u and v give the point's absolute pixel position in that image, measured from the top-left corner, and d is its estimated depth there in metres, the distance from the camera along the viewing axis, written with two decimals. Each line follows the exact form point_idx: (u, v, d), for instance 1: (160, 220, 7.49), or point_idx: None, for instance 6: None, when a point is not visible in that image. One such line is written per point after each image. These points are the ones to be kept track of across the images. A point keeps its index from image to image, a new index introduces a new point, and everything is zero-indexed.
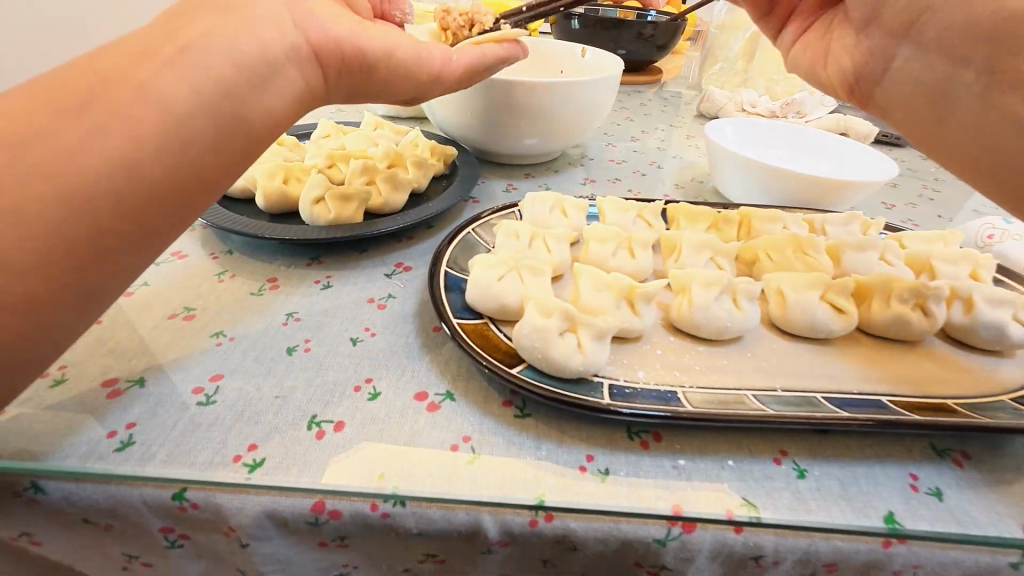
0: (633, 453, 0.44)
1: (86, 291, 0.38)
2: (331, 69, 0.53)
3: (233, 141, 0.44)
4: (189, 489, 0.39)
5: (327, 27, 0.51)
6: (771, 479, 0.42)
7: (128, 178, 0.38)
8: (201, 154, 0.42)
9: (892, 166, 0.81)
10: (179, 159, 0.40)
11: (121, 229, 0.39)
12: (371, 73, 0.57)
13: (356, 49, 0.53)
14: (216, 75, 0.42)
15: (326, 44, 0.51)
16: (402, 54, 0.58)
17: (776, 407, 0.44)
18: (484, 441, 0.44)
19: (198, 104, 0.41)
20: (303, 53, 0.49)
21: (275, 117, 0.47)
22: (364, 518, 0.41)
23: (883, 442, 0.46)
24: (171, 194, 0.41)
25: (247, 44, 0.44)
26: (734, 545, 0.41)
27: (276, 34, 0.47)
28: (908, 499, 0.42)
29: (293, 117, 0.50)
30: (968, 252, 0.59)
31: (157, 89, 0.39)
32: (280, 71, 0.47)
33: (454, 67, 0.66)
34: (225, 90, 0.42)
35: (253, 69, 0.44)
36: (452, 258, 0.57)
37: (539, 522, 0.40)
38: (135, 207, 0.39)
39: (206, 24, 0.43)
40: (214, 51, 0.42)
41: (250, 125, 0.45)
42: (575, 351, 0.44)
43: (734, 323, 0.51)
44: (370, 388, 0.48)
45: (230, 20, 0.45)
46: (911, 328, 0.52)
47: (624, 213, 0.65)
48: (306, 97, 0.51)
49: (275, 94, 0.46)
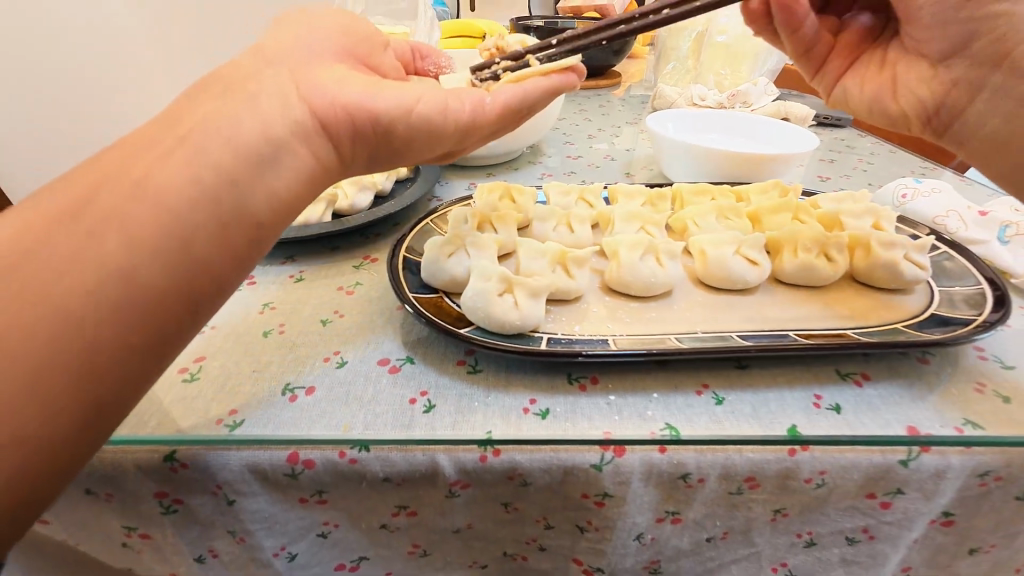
0: (571, 394, 0.50)
1: (90, 415, 0.35)
2: (343, 135, 0.48)
3: (238, 232, 0.41)
4: (179, 450, 0.45)
5: (332, 93, 0.47)
6: (692, 406, 0.48)
7: (123, 286, 0.35)
8: (205, 249, 0.38)
9: (814, 139, 0.89)
10: (179, 258, 0.37)
11: (120, 341, 0.35)
12: (391, 135, 0.51)
13: (369, 113, 0.48)
14: (214, 163, 0.39)
15: (332, 112, 0.46)
16: (423, 109, 0.52)
17: (690, 343, 0.51)
18: (439, 394, 0.49)
19: (198, 197, 0.38)
20: (309, 128, 0.45)
21: (285, 199, 0.44)
22: (335, 466, 0.46)
23: (794, 371, 0.52)
24: (174, 299, 0.37)
25: (248, 125, 0.41)
26: (661, 464, 0.46)
27: (278, 110, 0.44)
28: (810, 414, 0.48)
29: (307, 196, 0.47)
30: (870, 206, 0.67)
31: (154, 186, 0.37)
32: (285, 149, 0.43)
33: (490, 111, 0.60)
34: (226, 179, 0.39)
35: (255, 150, 0.41)
36: (410, 244, 0.64)
37: (488, 457, 0.46)
38: (135, 314, 0.36)
39: (210, 108, 0.42)
40: (214, 138, 0.40)
41: (256, 212, 0.42)
42: (512, 308, 0.51)
43: (660, 279, 0.57)
44: (338, 358, 0.54)
45: (232, 101, 0.43)
46: (816, 274, 0.59)
47: (566, 196, 0.73)
48: (319, 173, 0.47)
49: (282, 176, 0.43)
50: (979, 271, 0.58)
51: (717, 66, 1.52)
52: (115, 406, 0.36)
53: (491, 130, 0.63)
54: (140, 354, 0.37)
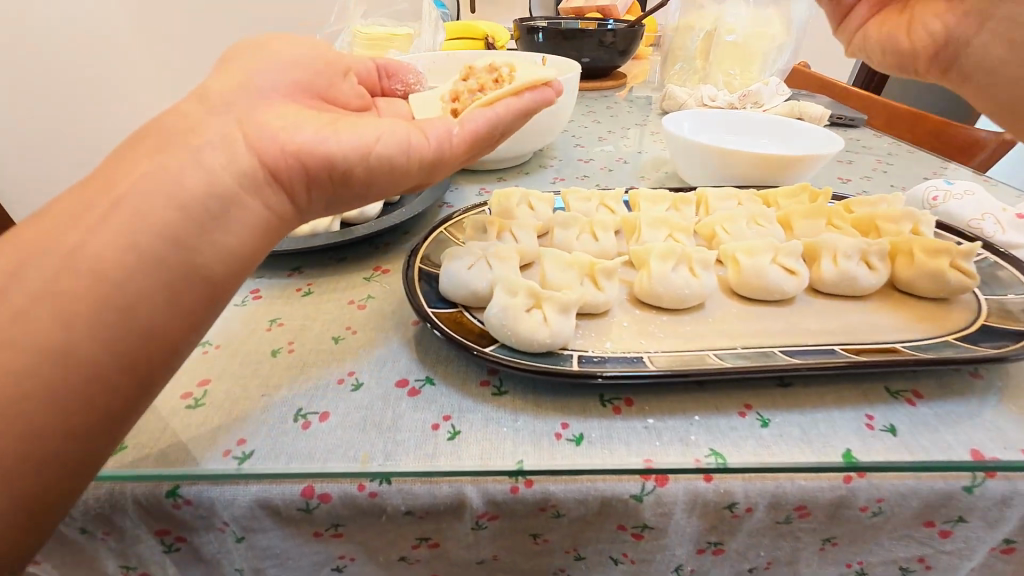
0: (606, 417, 0.46)
1: (28, 509, 0.33)
2: (297, 183, 0.45)
3: (188, 298, 0.39)
4: (183, 485, 0.41)
5: (282, 137, 0.44)
6: (737, 429, 0.45)
7: (60, 366, 0.34)
8: (152, 318, 0.37)
9: (839, 140, 0.86)
10: (124, 330, 0.36)
11: (65, 426, 0.34)
12: (347, 178, 0.48)
13: (322, 158, 0.45)
14: (154, 226, 0.37)
15: (283, 161, 0.43)
16: (382, 149, 0.49)
17: (733, 361, 0.47)
18: (464, 419, 0.46)
19: (139, 264, 0.36)
20: (261, 178, 0.43)
21: (240, 256, 0.42)
22: (353, 500, 0.43)
23: (842, 389, 0.49)
24: (119, 375, 0.36)
25: (190, 182, 0.39)
26: (706, 493, 0.43)
27: (224, 161, 0.41)
28: (864, 436, 0.44)
29: (263, 248, 0.45)
30: (909, 210, 0.63)
31: (88, 255, 0.35)
32: (235, 205, 0.41)
33: (458, 142, 0.57)
34: (170, 241, 0.37)
35: (202, 207, 0.39)
36: (425, 254, 0.60)
37: (519, 488, 0.42)
38: (78, 395, 0.34)
39: (153, 162, 0.39)
40: (157, 199, 0.37)
41: (209, 272, 0.40)
42: (541, 325, 0.47)
43: (694, 290, 0.54)
44: (353, 380, 0.50)
45: (174, 153, 0.40)
46: (859, 282, 0.55)
47: (587, 201, 0.69)
48: (277, 223, 0.45)
49: (232, 234, 0.41)
50: None
51: (726, 66, 1.49)
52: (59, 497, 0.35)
53: (462, 161, 0.61)
54: (87, 436, 0.35)
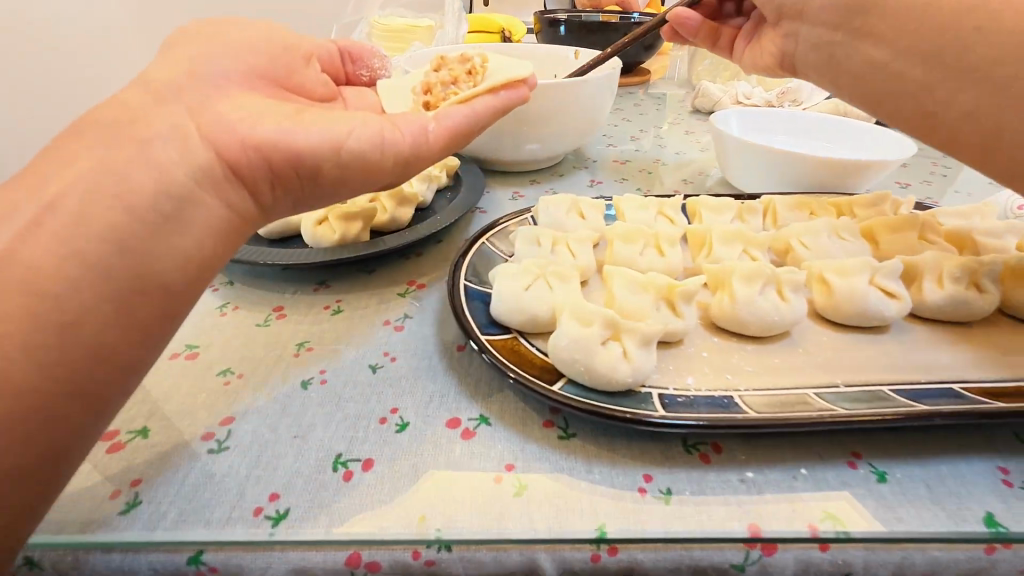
0: (694, 468, 0.40)
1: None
2: (262, 180, 0.43)
3: (143, 304, 0.37)
4: (206, 551, 0.35)
5: (243, 130, 0.41)
6: (850, 485, 0.38)
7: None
8: (100, 331, 0.35)
9: (909, 145, 0.80)
10: (64, 346, 0.34)
11: (10, 452, 0.31)
12: (316, 177, 0.45)
13: (288, 152, 0.42)
14: (99, 231, 0.35)
15: (243, 154, 0.41)
16: (354, 143, 0.45)
17: (843, 404, 0.41)
18: (529, 469, 0.40)
19: (84, 273, 0.34)
20: (218, 173, 0.41)
21: (199, 261, 0.40)
22: (406, 568, 0.36)
23: (963, 434, 0.42)
24: (62, 391, 0.33)
25: (139, 180, 0.37)
26: (821, 564, 0.36)
27: (179, 158, 0.39)
28: (1004, 495, 0.38)
29: (227, 249, 0.43)
30: (1011, 224, 0.57)
31: (22, 265, 0.33)
32: (192, 203, 0.39)
33: (435, 139, 0.52)
34: (116, 247, 0.36)
35: (153, 210, 0.37)
36: (471, 271, 0.54)
37: (601, 556, 0.36)
38: (16, 418, 0.32)
39: (97, 159, 0.37)
40: (102, 203, 0.36)
41: (166, 280, 0.38)
42: (620, 360, 0.41)
43: (783, 316, 0.48)
44: (397, 419, 0.44)
45: (121, 151, 0.38)
46: (969, 308, 0.49)
47: (644, 210, 0.63)
48: (239, 224, 0.43)
49: (191, 234, 0.39)
50: None
51: None
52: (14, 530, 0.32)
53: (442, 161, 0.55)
54: (41, 461, 0.33)
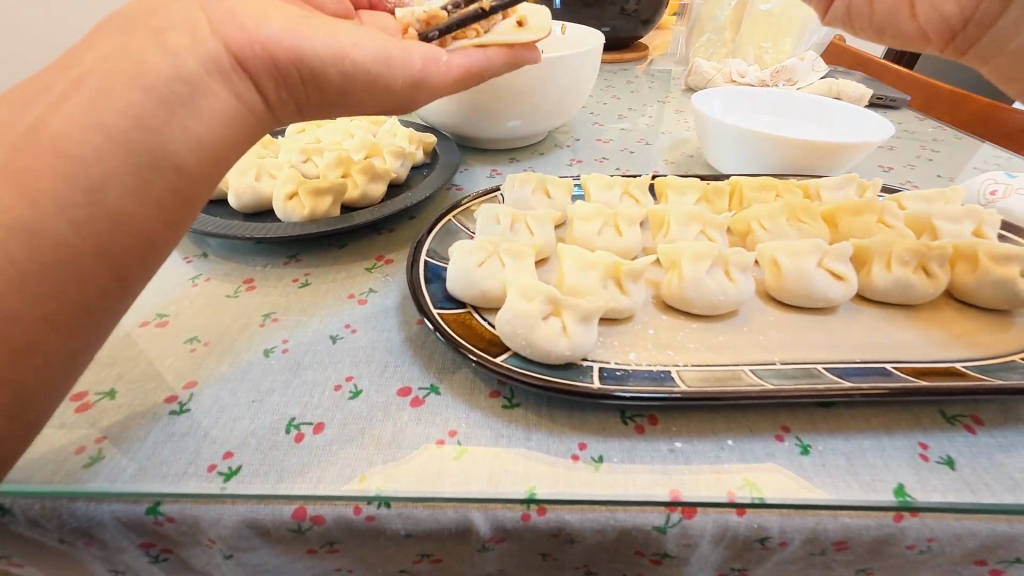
0: (628, 438, 0.42)
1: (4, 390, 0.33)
2: (264, 76, 0.43)
3: (158, 182, 0.38)
4: (163, 502, 0.38)
5: (250, 26, 0.42)
6: (773, 457, 0.40)
7: (30, 243, 0.33)
8: (121, 202, 0.36)
9: (888, 127, 0.80)
10: (89, 208, 0.35)
11: (32, 309, 0.34)
12: (322, 83, 0.46)
13: (293, 52, 0.43)
14: (121, 105, 0.36)
15: (249, 49, 0.42)
16: (360, 54, 0.47)
17: (774, 380, 0.42)
18: (470, 434, 0.42)
19: (103, 142, 0.35)
20: (224, 63, 0.41)
21: (211, 147, 0.41)
22: (348, 523, 0.39)
23: (889, 413, 0.44)
24: (92, 252, 0.36)
25: (156, 65, 0.38)
26: (737, 527, 0.39)
27: (188, 47, 0.39)
28: (918, 469, 0.40)
29: (237, 143, 0.44)
30: (972, 208, 0.57)
31: (54, 132, 0.35)
32: (202, 90, 0.40)
33: (447, 71, 0.53)
34: (135, 121, 0.37)
35: (167, 90, 0.38)
36: (432, 248, 0.55)
37: (531, 515, 0.39)
38: (48, 273, 0.34)
39: (113, 44, 0.38)
40: (119, 80, 0.37)
41: (178, 160, 0.39)
42: (560, 335, 0.43)
43: (728, 296, 0.49)
44: (351, 387, 0.46)
45: (134, 36, 0.38)
46: (914, 291, 0.50)
47: (609, 189, 0.63)
48: (247, 118, 0.44)
49: (201, 120, 0.40)
50: None
51: (757, 39, 1.38)
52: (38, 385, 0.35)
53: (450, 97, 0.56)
54: (62, 323, 0.35)
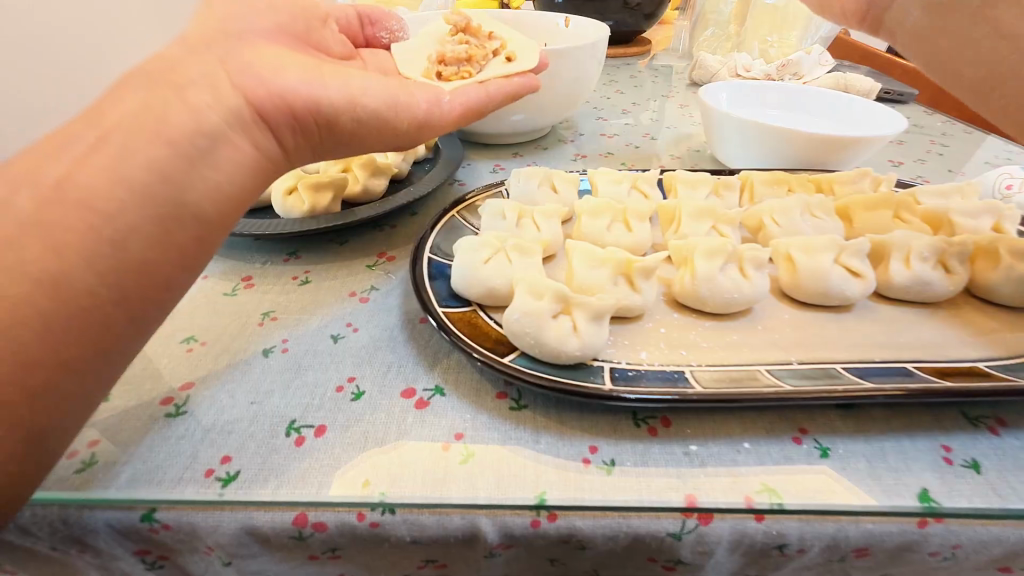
0: (640, 441, 0.40)
1: (23, 445, 0.33)
2: (282, 125, 0.43)
3: (179, 233, 0.37)
4: (159, 509, 0.36)
5: (267, 80, 0.42)
6: (792, 460, 0.39)
7: (51, 298, 0.33)
8: (142, 252, 0.36)
9: (900, 121, 0.78)
10: (110, 260, 0.35)
11: (45, 366, 0.33)
12: (335, 128, 0.47)
13: (308, 101, 0.43)
14: (146, 161, 0.36)
15: (270, 103, 0.42)
16: (369, 101, 0.48)
17: (792, 380, 0.41)
18: (477, 437, 0.41)
19: (127, 196, 0.35)
20: (247, 118, 0.41)
21: (230, 196, 0.40)
22: (351, 529, 0.38)
23: (910, 414, 0.42)
24: (114, 303, 0.35)
25: (179, 118, 0.37)
26: (755, 534, 0.37)
27: (210, 101, 0.39)
28: (942, 473, 0.38)
29: (256, 189, 0.43)
30: (990, 203, 0.55)
31: (77, 187, 0.34)
32: (224, 140, 0.39)
33: (448, 111, 0.55)
34: (159, 175, 0.36)
35: (190, 144, 0.37)
36: (435, 245, 0.54)
37: (541, 522, 0.37)
38: (71, 329, 0.34)
39: (136, 98, 0.38)
40: (144, 135, 0.36)
41: (199, 209, 0.38)
42: (571, 334, 0.41)
43: (742, 293, 0.48)
44: (353, 388, 0.45)
45: (157, 93, 0.38)
46: (933, 288, 0.49)
47: (617, 184, 0.62)
48: (266, 167, 0.43)
49: (223, 170, 0.39)
50: None
51: (762, 33, 1.36)
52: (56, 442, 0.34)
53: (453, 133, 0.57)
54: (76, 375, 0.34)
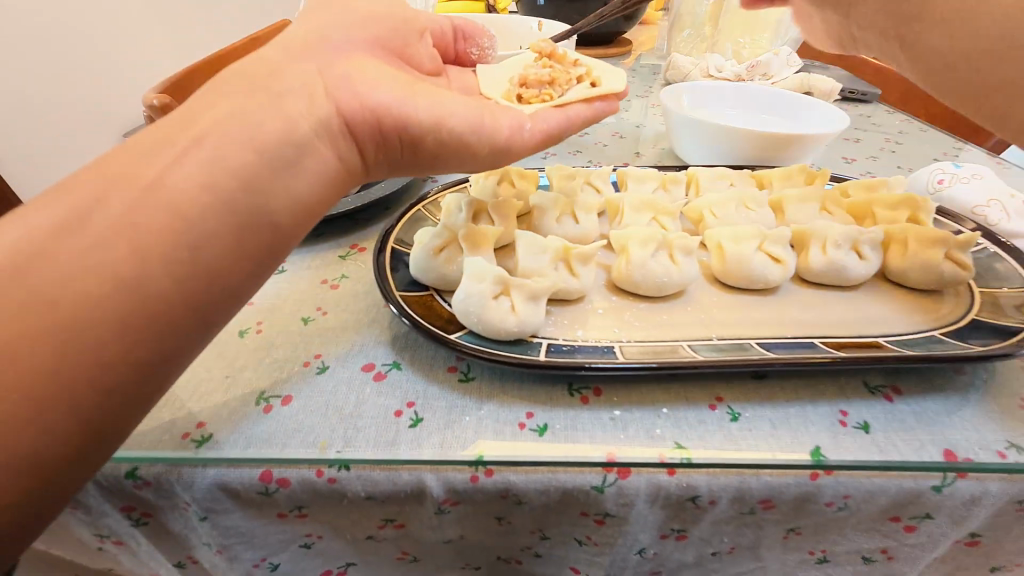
0: (573, 407, 0.45)
1: (77, 436, 0.33)
2: (367, 138, 0.46)
3: (253, 239, 0.38)
4: (141, 467, 0.41)
5: (362, 93, 0.44)
6: (705, 423, 0.44)
7: (127, 298, 0.33)
8: (219, 258, 0.36)
9: (843, 119, 0.84)
10: (188, 265, 0.35)
11: (114, 366, 0.33)
12: (417, 145, 0.48)
13: (397, 117, 0.45)
14: (235, 168, 0.37)
15: (360, 114, 0.44)
16: (456, 123, 0.49)
17: (706, 353, 0.46)
18: (426, 406, 0.45)
19: (212, 201, 0.36)
20: (334, 128, 0.43)
21: (304, 205, 0.41)
22: (312, 485, 0.42)
23: (816, 383, 0.47)
24: (187, 305, 0.36)
25: (268, 125, 0.39)
26: (669, 487, 0.42)
27: (303, 110, 0.41)
28: (836, 433, 0.43)
29: (328, 200, 0.45)
30: (909, 195, 0.60)
31: (171, 189, 0.35)
32: (307, 150, 0.41)
33: (529, 138, 0.54)
34: (244, 182, 0.37)
35: (275, 153, 0.39)
36: (399, 236, 0.58)
37: (479, 477, 0.42)
38: (142, 329, 0.34)
39: (231, 105, 0.39)
40: (234, 141, 0.38)
41: (274, 218, 0.39)
42: (509, 313, 0.46)
43: (671, 278, 0.52)
44: (319, 363, 0.50)
45: (255, 98, 0.40)
46: (846, 272, 0.54)
47: (570, 179, 0.66)
48: (343, 176, 0.45)
49: (302, 180, 0.41)
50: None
51: (735, 34, 1.42)
52: (115, 430, 0.35)
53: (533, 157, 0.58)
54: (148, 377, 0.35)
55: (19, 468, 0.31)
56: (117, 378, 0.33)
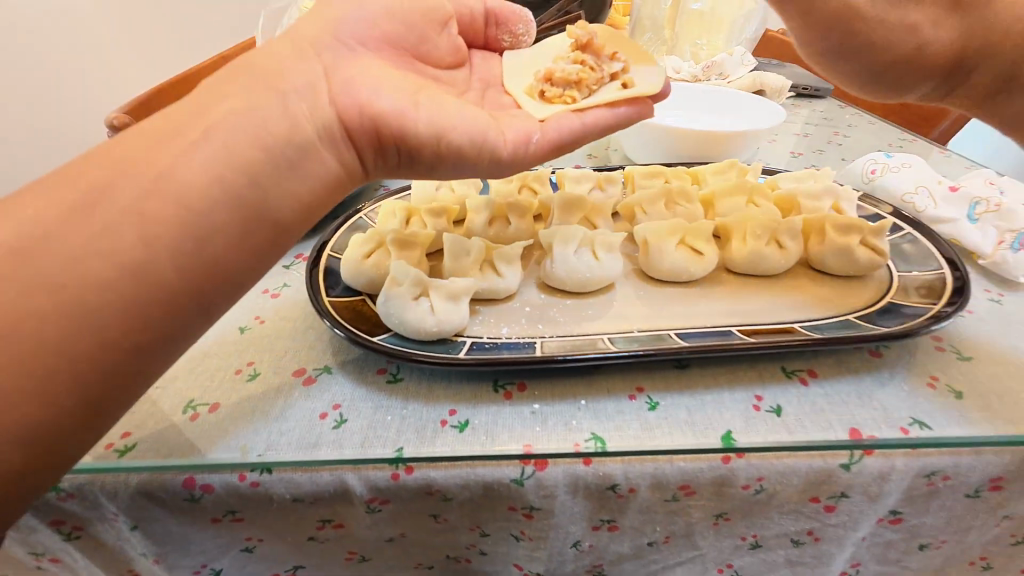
0: (495, 404, 0.46)
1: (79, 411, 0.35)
2: (366, 148, 0.46)
3: (254, 235, 0.39)
4: (64, 479, 0.42)
5: (363, 99, 0.45)
6: (623, 413, 0.45)
7: (135, 283, 0.35)
8: (221, 252, 0.37)
9: (780, 111, 0.88)
10: (193, 255, 0.36)
11: (116, 347, 0.35)
12: (416, 154, 0.48)
13: (395, 126, 0.45)
14: (239, 164, 0.38)
15: (359, 121, 0.44)
16: (457, 137, 0.48)
17: (622, 344, 0.47)
18: (351, 407, 0.46)
19: (218, 196, 0.37)
20: (336, 135, 0.43)
21: (307, 205, 0.42)
22: (236, 489, 0.43)
23: (735, 370, 0.49)
24: (189, 294, 0.37)
25: (275, 123, 0.40)
26: (587, 476, 0.43)
27: (307, 112, 0.42)
28: (748, 417, 0.44)
29: (330, 202, 0.45)
30: (832, 186, 0.63)
31: (178, 181, 0.36)
32: (311, 152, 0.41)
33: (537, 149, 0.52)
34: (249, 179, 0.38)
35: (279, 153, 0.40)
36: (335, 243, 0.60)
37: (400, 475, 0.43)
38: (144, 314, 0.35)
39: (239, 100, 0.40)
40: (241, 138, 0.38)
41: (277, 215, 0.40)
42: (429, 314, 0.48)
43: (595, 273, 0.54)
44: (249, 370, 0.50)
45: (261, 95, 0.41)
46: (766, 261, 0.55)
47: (508, 182, 0.68)
48: (343, 181, 0.45)
49: (304, 180, 0.41)
50: (941, 253, 0.55)
51: (692, 36, 1.45)
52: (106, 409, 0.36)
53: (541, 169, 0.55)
54: (148, 360, 0.37)
55: (33, 439, 0.34)
56: (119, 359, 0.35)
